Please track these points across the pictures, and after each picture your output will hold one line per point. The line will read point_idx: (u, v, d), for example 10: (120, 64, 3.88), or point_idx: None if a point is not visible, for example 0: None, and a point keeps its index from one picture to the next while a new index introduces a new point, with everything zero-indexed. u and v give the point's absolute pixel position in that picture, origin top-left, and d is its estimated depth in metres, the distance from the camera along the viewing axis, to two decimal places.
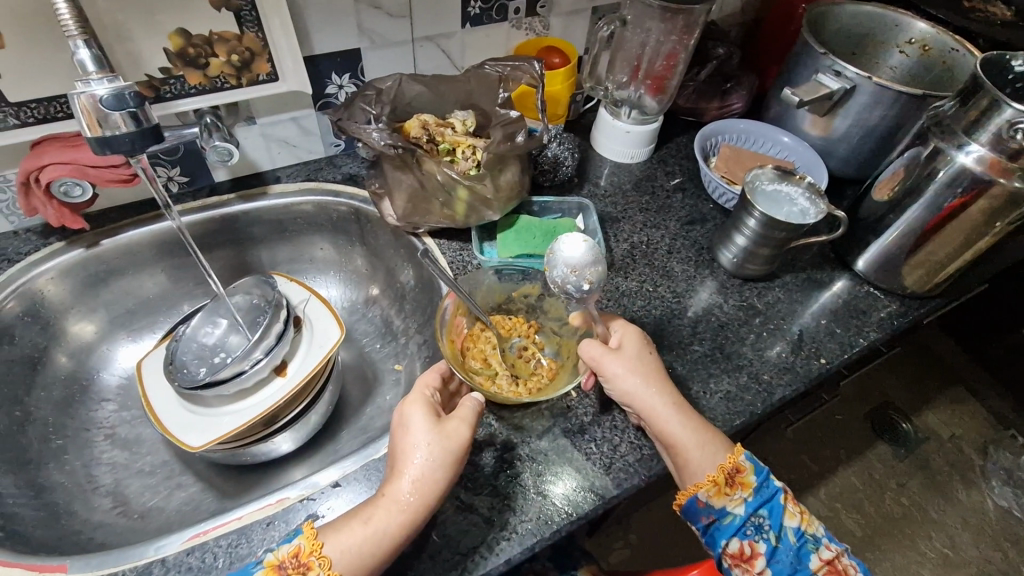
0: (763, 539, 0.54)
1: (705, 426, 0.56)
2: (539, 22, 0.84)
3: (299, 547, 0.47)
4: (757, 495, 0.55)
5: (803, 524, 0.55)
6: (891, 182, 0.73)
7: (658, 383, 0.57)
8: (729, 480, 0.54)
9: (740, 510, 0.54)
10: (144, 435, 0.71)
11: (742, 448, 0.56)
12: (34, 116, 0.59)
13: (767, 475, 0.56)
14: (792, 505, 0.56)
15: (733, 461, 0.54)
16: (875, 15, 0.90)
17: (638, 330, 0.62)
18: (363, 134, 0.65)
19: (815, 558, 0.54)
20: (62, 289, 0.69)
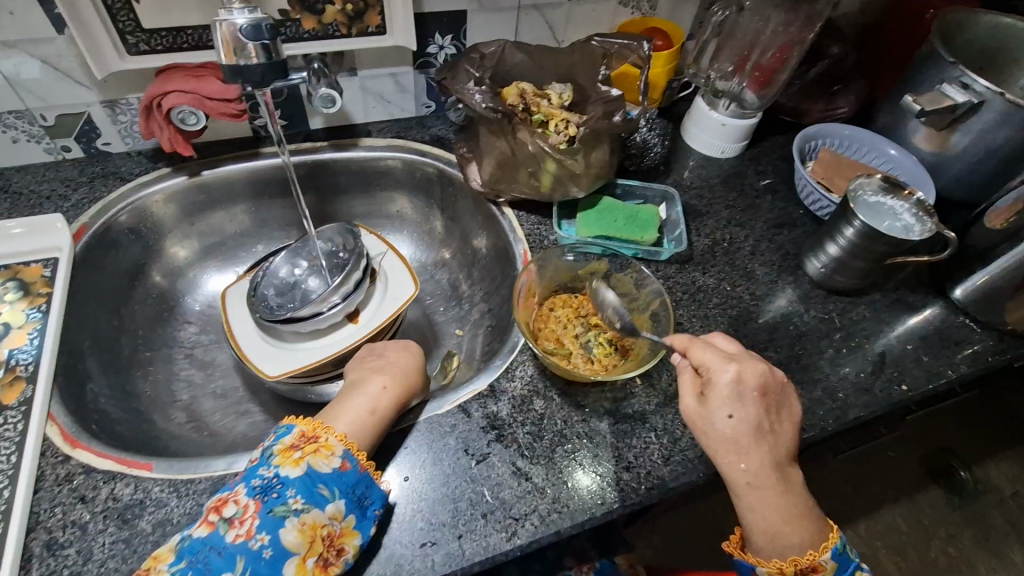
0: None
1: (787, 514, 0.49)
2: (646, 2, 0.82)
3: (305, 432, 0.49)
4: None
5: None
6: (1008, 212, 0.68)
7: (736, 455, 0.49)
8: (799, 574, 0.49)
9: None
10: (219, 359, 0.75)
11: (831, 545, 0.49)
12: (162, 45, 0.63)
13: (851, 575, 0.50)
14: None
15: (810, 560, 0.48)
16: (1016, 27, 0.83)
17: (734, 372, 0.50)
18: (465, 94, 0.66)
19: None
20: (165, 212, 0.73)
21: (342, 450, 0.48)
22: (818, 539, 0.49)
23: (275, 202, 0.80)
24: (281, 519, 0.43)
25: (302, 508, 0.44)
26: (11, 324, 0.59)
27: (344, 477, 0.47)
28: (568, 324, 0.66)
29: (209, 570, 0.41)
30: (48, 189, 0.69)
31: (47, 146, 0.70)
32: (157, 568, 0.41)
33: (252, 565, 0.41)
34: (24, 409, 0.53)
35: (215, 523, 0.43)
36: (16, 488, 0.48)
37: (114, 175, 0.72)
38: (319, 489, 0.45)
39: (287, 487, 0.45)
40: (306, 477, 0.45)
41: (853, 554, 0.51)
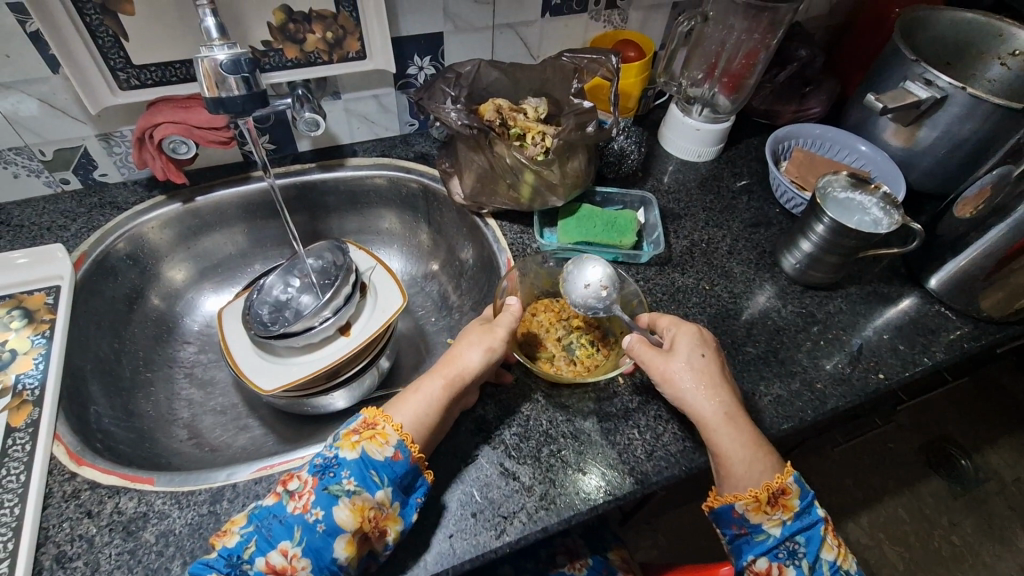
0: (794, 565, 0.52)
1: (754, 444, 0.54)
2: (617, 15, 0.85)
3: (368, 419, 0.53)
4: (797, 520, 0.52)
5: (840, 559, 0.53)
6: (976, 200, 0.70)
7: (710, 390, 0.56)
8: (772, 501, 0.52)
9: (776, 531, 0.52)
10: (218, 377, 0.77)
11: (794, 469, 0.53)
12: (153, 79, 0.66)
13: (813, 501, 0.54)
14: (831, 537, 0.53)
15: (779, 482, 0.52)
16: (976, 22, 0.85)
17: (694, 328, 0.60)
18: (440, 113, 0.68)
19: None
20: (161, 237, 0.76)
21: (396, 440, 0.50)
22: (781, 466, 0.54)
23: (267, 223, 0.83)
24: (335, 497, 0.47)
25: (353, 489, 0.48)
26: (17, 350, 0.61)
27: (397, 466, 0.50)
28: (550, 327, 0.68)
29: (271, 537, 0.46)
30: (49, 221, 0.73)
31: (47, 179, 0.73)
32: (231, 529, 0.47)
33: (307, 536, 0.46)
34: (32, 431, 0.55)
35: (279, 495, 0.49)
36: (26, 505, 0.50)
37: (112, 204, 0.75)
38: (370, 473, 0.49)
39: (342, 469, 0.49)
40: (361, 461, 0.49)
41: (811, 486, 0.55)
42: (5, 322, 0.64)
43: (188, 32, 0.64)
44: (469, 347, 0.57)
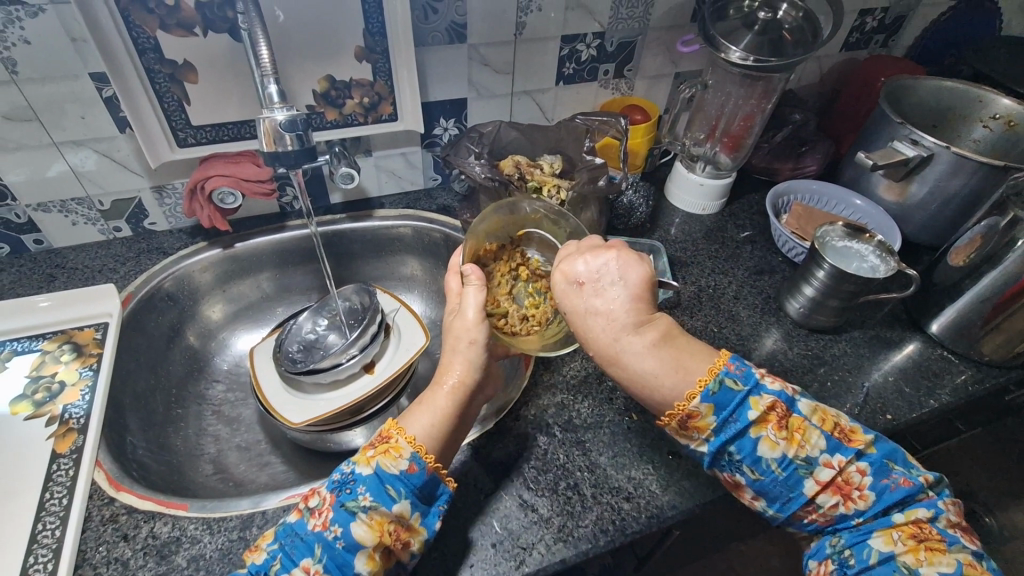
0: (740, 472, 0.51)
1: (649, 380, 0.52)
2: (624, 83, 0.94)
3: (384, 432, 0.54)
4: (718, 435, 0.50)
5: (792, 450, 0.50)
6: (967, 249, 0.74)
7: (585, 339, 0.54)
8: (683, 423, 0.51)
9: (704, 448, 0.52)
10: (244, 415, 0.80)
11: (698, 392, 0.50)
12: (207, 137, 0.74)
13: (737, 408, 0.50)
14: (773, 433, 0.50)
15: (681, 410, 0.50)
16: (957, 90, 0.93)
17: (557, 275, 0.54)
18: (466, 166, 0.77)
19: (809, 483, 0.50)
20: (201, 280, 0.82)
21: (410, 453, 0.51)
22: (688, 386, 0.51)
23: (298, 269, 0.89)
24: (352, 513, 0.49)
25: (371, 506, 0.49)
26: (65, 381, 0.66)
27: (411, 478, 0.51)
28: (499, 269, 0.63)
29: (293, 555, 0.48)
30: (100, 264, 0.79)
31: (102, 227, 0.80)
32: (260, 546, 0.49)
33: (327, 553, 0.48)
34: (75, 457, 0.59)
35: (301, 512, 0.50)
36: (67, 528, 0.53)
37: (159, 250, 0.81)
38: (387, 488, 0.50)
39: (359, 485, 0.50)
40: (376, 476, 0.50)
41: (737, 387, 0.50)
42: (55, 356, 0.69)
43: (242, 97, 0.72)
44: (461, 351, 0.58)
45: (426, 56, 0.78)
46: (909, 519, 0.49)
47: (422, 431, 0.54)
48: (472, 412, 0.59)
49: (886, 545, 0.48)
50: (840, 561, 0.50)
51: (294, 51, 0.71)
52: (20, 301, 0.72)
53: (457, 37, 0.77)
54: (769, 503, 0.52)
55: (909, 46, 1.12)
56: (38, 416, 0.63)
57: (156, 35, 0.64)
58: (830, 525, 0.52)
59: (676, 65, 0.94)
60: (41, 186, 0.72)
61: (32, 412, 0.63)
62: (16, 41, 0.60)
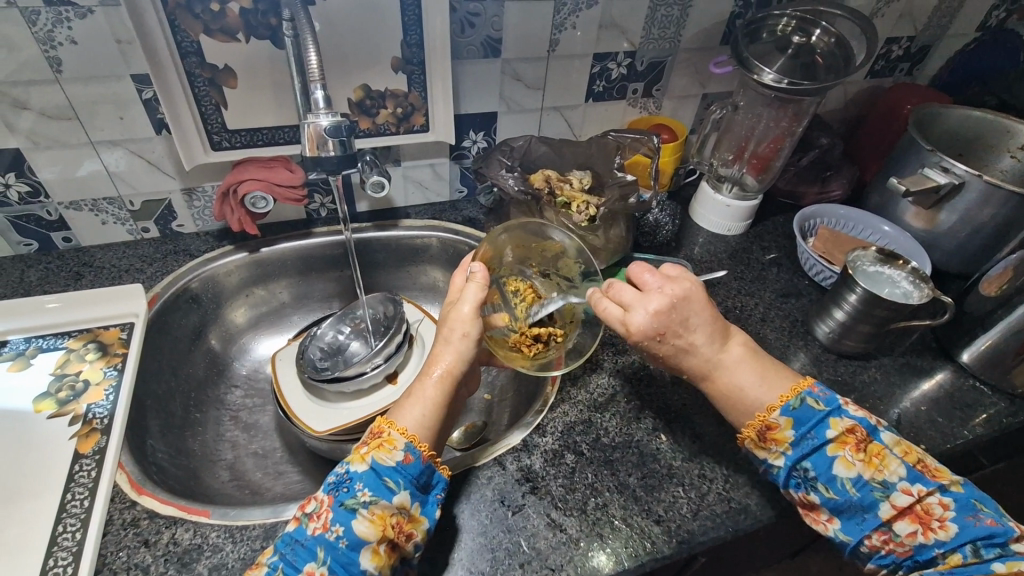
0: (815, 491, 0.52)
1: (735, 391, 0.57)
2: (652, 103, 0.94)
3: (375, 429, 0.54)
4: (797, 448, 0.53)
5: (869, 471, 0.51)
6: (1000, 279, 0.73)
7: (677, 358, 0.58)
8: (762, 436, 0.55)
9: (781, 463, 0.54)
10: (262, 421, 0.79)
11: (777, 405, 0.54)
12: (242, 141, 0.74)
13: (815, 425, 0.53)
14: (850, 453, 0.51)
15: (761, 421, 0.54)
16: (984, 119, 0.93)
17: (633, 318, 0.54)
18: (499, 180, 0.78)
19: (886, 506, 0.50)
20: (226, 283, 0.82)
21: (403, 443, 0.52)
22: (769, 399, 0.55)
23: (321, 276, 0.88)
24: (352, 510, 0.48)
25: (370, 500, 0.48)
26: (90, 380, 0.65)
27: (408, 468, 0.51)
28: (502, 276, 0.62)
29: (295, 561, 0.46)
30: (127, 264, 0.78)
31: (130, 227, 0.80)
32: (260, 560, 0.48)
33: (331, 553, 0.46)
34: (98, 457, 0.58)
35: (300, 518, 0.49)
36: (87, 531, 0.52)
37: (185, 252, 0.81)
38: (384, 481, 0.50)
39: (356, 482, 0.49)
40: (372, 471, 0.50)
41: (817, 407, 0.53)
42: (80, 354, 0.68)
43: (279, 103, 0.73)
44: (453, 341, 0.58)
45: (461, 69, 0.78)
46: (1011, 570, 0.46)
47: (412, 420, 0.54)
48: (457, 404, 0.60)
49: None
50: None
51: (332, 58, 0.71)
52: (27, 302, 0.71)
53: (492, 51, 0.78)
54: (844, 526, 0.52)
55: (934, 75, 1.12)
56: (61, 415, 0.62)
57: (200, 40, 0.65)
58: (913, 562, 0.50)
59: (705, 86, 0.95)
60: (74, 184, 0.73)
61: (54, 410, 0.62)
62: (63, 41, 0.61)
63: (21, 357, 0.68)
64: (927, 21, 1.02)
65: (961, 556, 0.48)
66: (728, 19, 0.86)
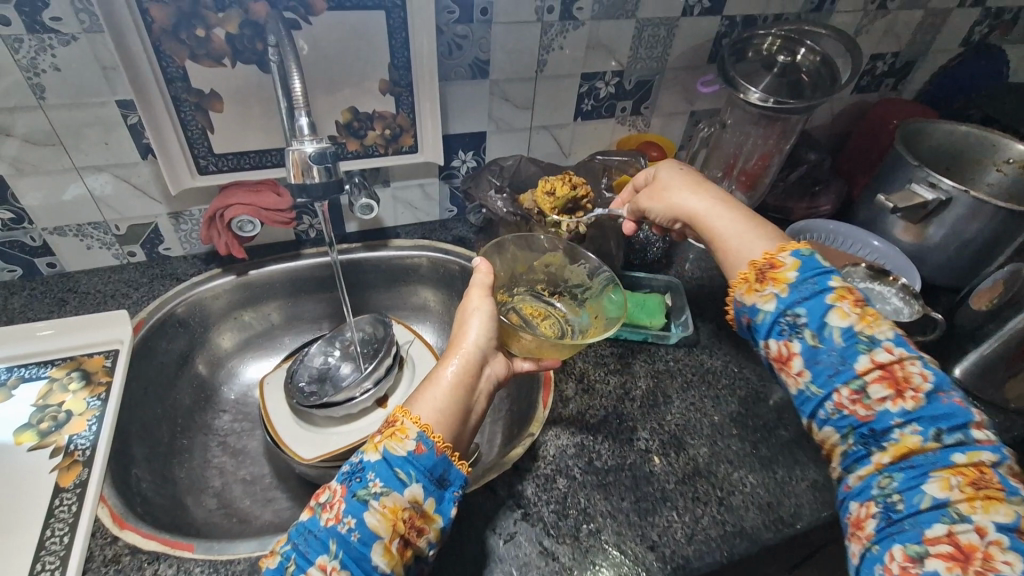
0: (799, 338, 0.49)
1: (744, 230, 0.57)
2: (641, 121, 0.94)
3: (390, 418, 0.51)
4: (796, 290, 0.50)
5: (860, 325, 0.47)
6: (990, 292, 0.74)
7: (693, 187, 0.63)
8: (761, 276, 0.53)
9: (772, 306, 0.51)
10: (250, 447, 0.78)
11: (786, 249, 0.53)
12: (229, 165, 0.74)
13: (818, 274, 0.50)
14: (847, 306, 0.48)
15: (765, 257, 0.53)
16: (969, 134, 0.94)
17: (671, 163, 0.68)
18: (488, 201, 0.79)
19: (865, 359, 0.46)
20: (215, 306, 0.81)
21: (417, 433, 0.48)
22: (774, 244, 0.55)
23: (310, 297, 0.88)
24: (364, 502, 0.45)
25: (382, 492, 0.45)
26: (72, 411, 0.64)
27: (421, 459, 0.47)
28: (502, 290, 0.68)
29: (308, 554, 0.44)
30: (113, 289, 0.78)
31: (116, 252, 0.80)
32: (274, 552, 0.45)
33: (343, 547, 0.44)
34: (79, 491, 0.56)
35: (313, 509, 0.46)
36: (66, 569, 0.50)
37: (172, 276, 0.80)
38: (397, 472, 0.46)
39: (369, 473, 0.46)
40: (384, 463, 0.47)
41: (825, 262, 0.51)
42: (63, 384, 0.67)
43: (266, 125, 0.72)
44: (468, 327, 0.56)
45: (449, 90, 0.79)
46: (970, 460, 0.41)
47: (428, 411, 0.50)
48: (479, 396, 0.55)
49: (941, 489, 0.40)
50: (886, 504, 0.42)
51: (318, 81, 0.71)
52: (18, 328, 0.71)
53: (480, 72, 0.78)
54: (815, 378, 0.48)
55: (919, 90, 1.13)
56: (42, 447, 0.61)
57: (186, 65, 0.65)
58: (869, 429, 0.45)
59: (692, 104, 0.96)
60: (58, 209, 0.72)
61: (35, 442, 0.61)
62: (47, 68, 0.61)
63: (3, 387, 0.67)
64: (911, 37, 1.03)
65: (920, 438, 0.42)
66: (715, 37, 0.87)
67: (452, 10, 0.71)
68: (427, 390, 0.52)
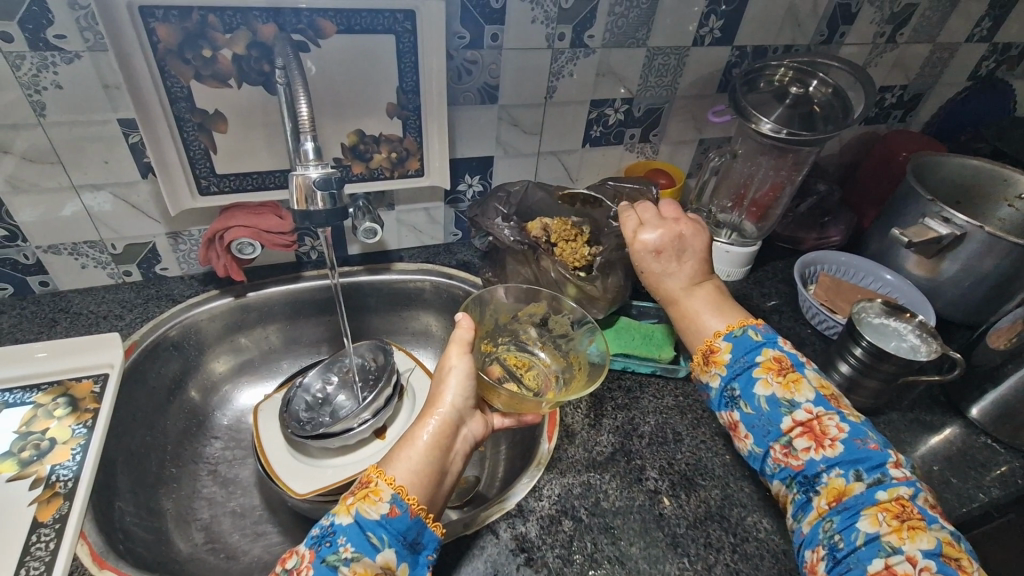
0: (738, 409, 0.56)
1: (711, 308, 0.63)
2: (649, 148, 0.94)
3: (363, 479, 0.50)
4: (731, 369, 0.57)
5: (782, 392, 0.54)
6: (1009, 332, 0.72)
7: (674, 257, 0.65)
8: (705, 357, 0.60)
9: (715, 384, 0.58)
10: (241, 476, 0.75)
11: (723, 331, 0.60)
12: (231, 186, 0.72)
13: (749, 351, 0.57)
14: (771, 376, 0.55)
15: (706, 344, 0.60)
16: (982, 169, 0.92)
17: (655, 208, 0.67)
18: (495, 229, 0.77)
19: (787, 419, 0.53)
20: (212, 328, 0.79)
21: (391, 495, 0.48)
22: (717, 326, 0.61)
23: (309, 320, 0.85)
24: (333, 567, 0.44)
25: (352, 557, 0.45)
26: (56, 439, 0.61)
27: (394, 523, 0.47)
28: (487, 339, 0.70)
29: None
30: (106, 310, 0.76)
31: (111, 271, 0.78)
32: None
33: None
34: (58, 527, 0.53)
35: None
36: None
37: (168, 297, 0.78)
38: (369, 535, 0.46)
39: (339, 536, 0.46)
40: (356, 525, 0.46)
41: (756, 337, 0.58)
42: (48, 410, 0.65)
43: (270, 146, 0.71)
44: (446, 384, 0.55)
45: (457, 114, 0.78)
46: (891, 497, 0.47)
47: (405, 473, 0.50)
48: (458, 453, 0.55)
49: (871, 525, 0.46)
50: (830, 545, 0.47)
51: (325, 103, 0.70)
52: (16, 350, 0.68)
53: (489, 97, 0.77)
54: (756, 442, 0.55)
55: (927, 121, 1.13)
56: (22, 477, 0.58)
57: (190, 85, 0.64)
58: (804, 477, 0.51)
59: (701, 132, 0.95)
60: (54, 227, 0.70)
61: (16, 472, 0.58)
62: (48, 85, 0.59)
63: None
64: (920, 70, 1.03)
65: (844, 479, 0.49)
66: (725, 67, 0.87)
67: (463, 35, 0.70)
68: (404, 451, 0.52)
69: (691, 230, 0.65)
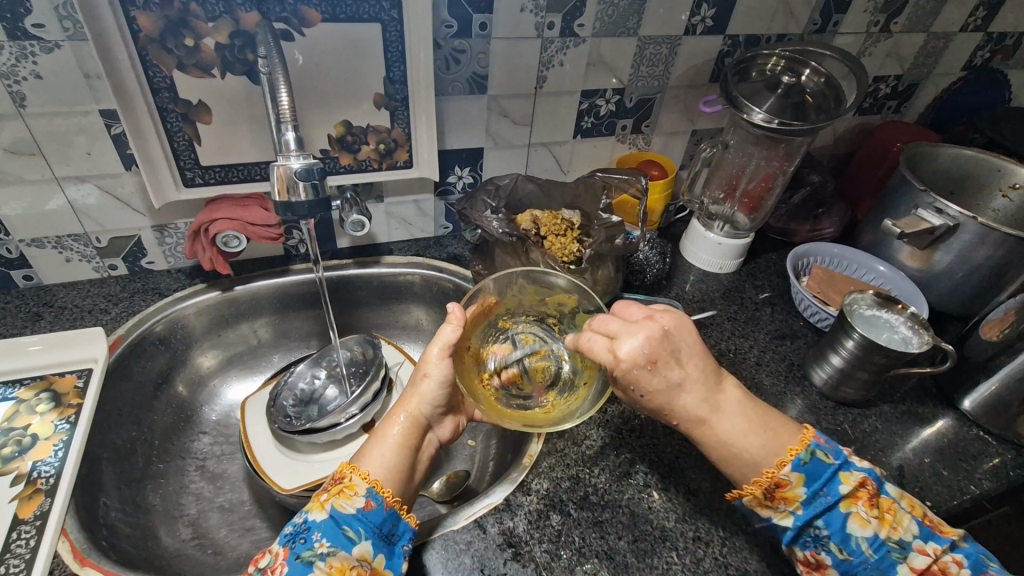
0: (826, 550, 0.50)
1: (750, 426, 0.53)
2: (641, 139, 0.93)
3: (337, 476, 0.52)
4: (808, 507, 0.50)
5: (884, 530, 0.49)
6: (1001, 323, 0.71)
7: (678, 387, 0.52)
8: (769, 494, 0.51)
9: (789, 522, 0.51)
10: (229, 471, 0.74)
11: (788, 458, 0.51)
12: (216, 178, 0.71)
13: (827, 482, 0.50)
14: (864, 510, 0.49)
15: (769, 478, 0.51)
16: (974, 159, 0.92)
17: (638, 328, 0.52)
18: (483, 222, 0.76)
19: (904, 569, 0.48)
20: (199, 323, 0.78)
21: (365, 489, 0.49)
22: (778, 452, 0.51)
23: (298, 314, 0.85)
24: (308, 563, 0.44)
25: (327, 551, 0.45)
26: (39, 435, 0.61)
27: (370, 516, 0.48)
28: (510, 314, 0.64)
29: None
30: (91, 304, 0.75)
31: (96, 265, 0.77)
32: None
33: None
34: (39, 523, 0.53)
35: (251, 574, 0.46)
36: None
37: (154, 291, 0.77)
38: (344, 529, 0.47)
39: (314, 532, 0.47)
40: (331, 520, 0.47)
41: (828, 460, 0.51)
42: (31, 405, 0.64)
43: (255, 137, 0.70)
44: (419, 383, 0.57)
45: (446, 105, 0.77)
46: None
47: (377, 467, 0.52)
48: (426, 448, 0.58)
49: None
50: None
51: (310, 94, 0.69)
52: (8, 343, 0.68)
53: (478, 87, 0.76)
54: None
55: (922, 112, 1.12)
56: (4, 473, 0.57)
57: (173, 75, 0.62)
58: None
59: (694, 123, 0.94)
60: (36, 221, 0.69)
61: None
62: (27, 76, 0.58)
63: None
64: (914, 60, 1.02)
65: None
66: (717, 57, 0.86)
67: (450, 24, 0.69)
68: (376, 446, 0.54)
69: (676, 330, 0.53)
